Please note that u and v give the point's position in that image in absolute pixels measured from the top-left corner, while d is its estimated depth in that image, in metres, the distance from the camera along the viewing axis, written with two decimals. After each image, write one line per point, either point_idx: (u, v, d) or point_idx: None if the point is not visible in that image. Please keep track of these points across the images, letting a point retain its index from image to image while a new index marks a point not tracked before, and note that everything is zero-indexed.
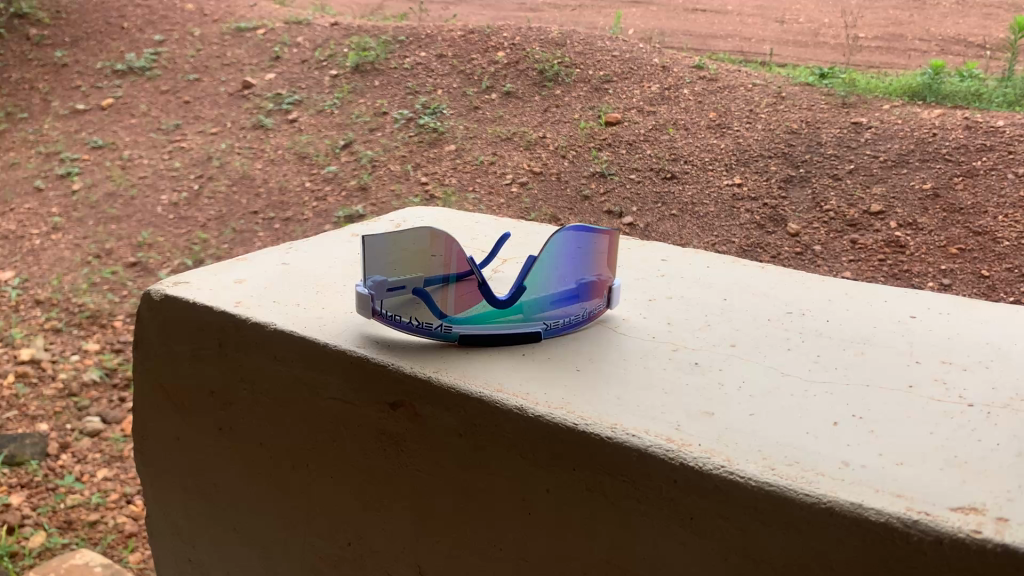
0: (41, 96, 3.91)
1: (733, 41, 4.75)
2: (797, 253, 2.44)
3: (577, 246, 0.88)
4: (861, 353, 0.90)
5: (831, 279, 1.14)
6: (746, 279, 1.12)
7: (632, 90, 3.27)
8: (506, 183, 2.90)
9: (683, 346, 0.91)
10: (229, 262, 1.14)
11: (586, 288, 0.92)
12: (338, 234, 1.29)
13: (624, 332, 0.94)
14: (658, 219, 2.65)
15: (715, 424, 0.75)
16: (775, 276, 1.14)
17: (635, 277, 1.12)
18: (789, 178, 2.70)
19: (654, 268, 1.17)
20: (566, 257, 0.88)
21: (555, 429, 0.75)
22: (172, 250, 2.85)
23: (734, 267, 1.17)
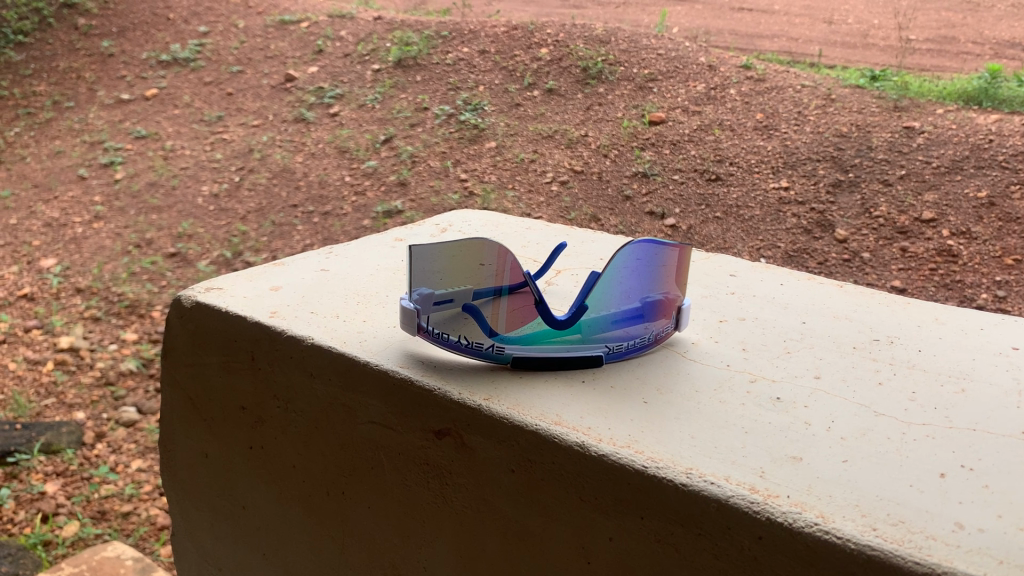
0: (87, 85, 3.95)
1: (779, 41, 4.67)
2: (845, 259, 2.38)
3: (644, 260, 0.84)
4: (962, 391, 0.86)
5: (919, 302, 1.09)
6: (810, 299, 1.08)
7: (677, 90, 3.21)
8: (547, 181, 2.86)
9: (761, 378, 0.87)
10: (265, 268, 1.12)
11: (651, 307, 0.88)
12: (381, 239, 1.26)
13: (694, 360, 0.90)
14: (701, 221, 2.60)
15: (804, 474, 0.71)
16: (839, 296, 1.10)
17: (702, 296, 1.08)
18: (837, 182, 2.62)
19: (723, 284, 1.13)
20: (631, 271, 0.84)
21: (621, 471, 0.72)
22: (211, 241, 2.85)
23: (812, 285, 1.13)
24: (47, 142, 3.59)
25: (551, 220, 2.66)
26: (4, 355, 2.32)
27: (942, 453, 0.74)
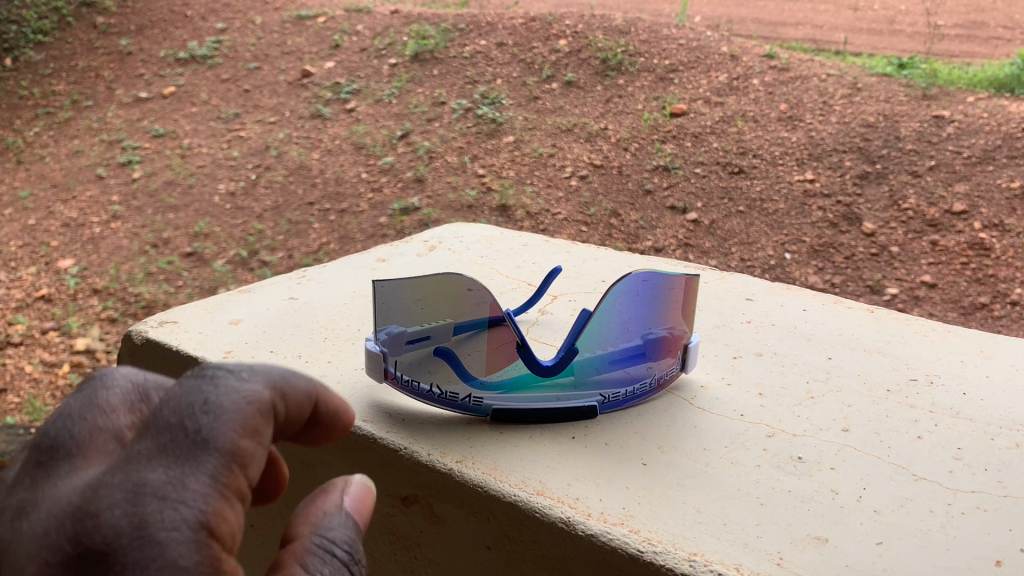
0: (106, 84, 3.95)
1: (804, 29, 4.59)
2: (872, 254, 2.32)
3: (640, 292, 0.93)
4: (985, 455, 0.92)
5: (938, 342, 1.18)
6: (829, 343, 1.16)
7: (698, 80, 3.15)
8: (565, 175, 2.82)
9: (777, 439, 0.94)
10: (223, 301, 1.22)
11: (649, 346, 0.96)
12: (359, 267, 1.37)
13: (707, 416, 0.98)
14: (725, 215, 2.55)
15: (826, 559, 0.76)
16: (851, 326, 1.21)
17: (721, 339, 1.17)
18: (864, 174, 2.55)
19: (743, 323, 1.22)
20: (627, 304, 0.93)
21: (610, 551, 0.77)
22: (227, 240, 2.83)
23: (832, 325, 1.22)
24: (66, 141, 3.59)
25: (571, 217, 2.63)
26: (21, 358, 2.32)
27: (975, 538, 0.79)
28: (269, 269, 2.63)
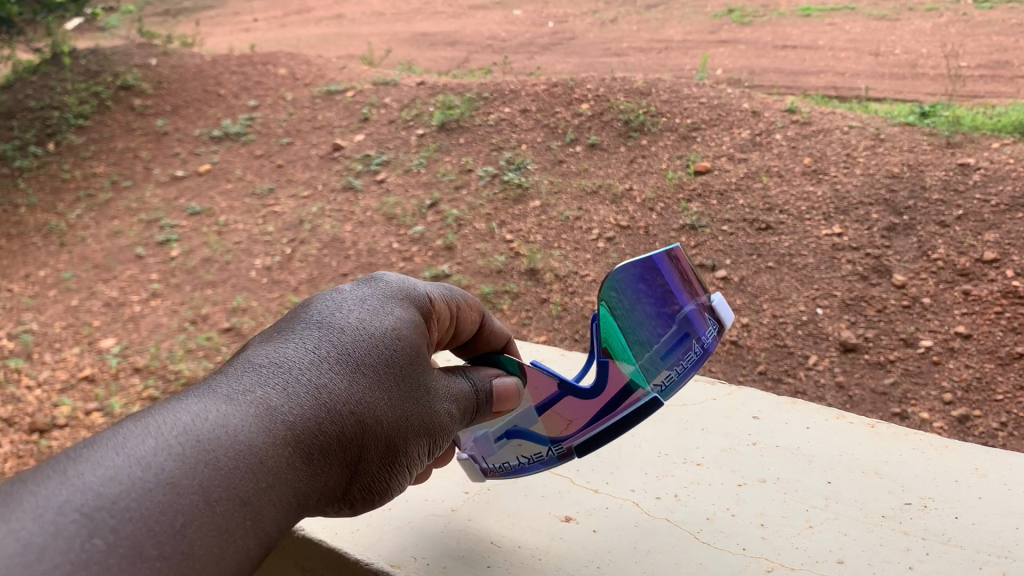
0: (144, 164, 4.09)
1: (825, 77, 4.63)
2: (904, 306, 2.31)
3: (632, 284, 1.28)
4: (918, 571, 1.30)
5: (912, 466, 1.56)
6: (821, 470, 1.55)
7: (721, 138, 3.19)
8: (593, 238, 2.85)
9: (772, 565, 1.33)
10: None
11: (665, 318, 1.30)
12: None
13: (719, 542, 1.38)
14: (754, 272, 2.55)
15: None
16: (849, 445, 1.63)
17: (738, 465, 1.58)
18: (891, 226, 2.55)
19: (753, 448, 1.63)
20: (629, 297, 1.28)
21: None
22: (264, 315, 2.87)
23: (828, 449, 1.62)
24: (106, 222, 3.71)
25: (599, 278, 2.67)
26: (67, 440, 2.37)
27: None
28: None
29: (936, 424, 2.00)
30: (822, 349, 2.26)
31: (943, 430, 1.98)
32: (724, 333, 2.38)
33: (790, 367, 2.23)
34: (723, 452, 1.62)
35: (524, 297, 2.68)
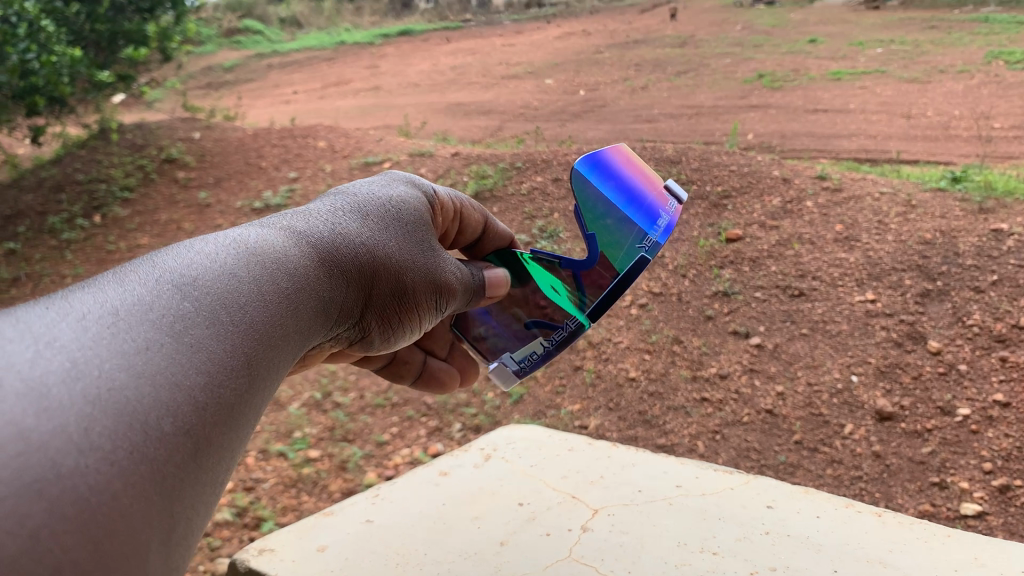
0: (187, 235, 4.20)
1: (857, 140, 4.67)
2: (941, 373, 2.30)
3: (597, 171, 1.32)
4: None
5: (929, 530, 1.45)
6: (825, 528, 1.44)
7: (752, 205, 3.22)
8: (625, 304, 2.88)
9: None
10: (316, 527, 1.59)
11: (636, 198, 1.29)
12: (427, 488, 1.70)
13: None
14: (788, 338, 2.56)
15: None
16: (859, 535, 1.42)
17: (738, 522, 1.47)
18: (925, 292, 2.55)
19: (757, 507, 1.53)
20: (597, 180, 1.31)
21: None
22: (302, 383, 2.88)
23: (838, 511, 1.52)
24: None
25: (632, 345, 2.68)
26: None
27: None
28: (342, 409, 2.69)
29: (976, 494, 1.98)
30: (858, 417, 2.25)
31: (983, 500, 1.97)
32: (760, 402, 2.37)
33: (826, 436, 2.22)
34: (724, 510, 1.51)
35: (558, 364, 2.70)
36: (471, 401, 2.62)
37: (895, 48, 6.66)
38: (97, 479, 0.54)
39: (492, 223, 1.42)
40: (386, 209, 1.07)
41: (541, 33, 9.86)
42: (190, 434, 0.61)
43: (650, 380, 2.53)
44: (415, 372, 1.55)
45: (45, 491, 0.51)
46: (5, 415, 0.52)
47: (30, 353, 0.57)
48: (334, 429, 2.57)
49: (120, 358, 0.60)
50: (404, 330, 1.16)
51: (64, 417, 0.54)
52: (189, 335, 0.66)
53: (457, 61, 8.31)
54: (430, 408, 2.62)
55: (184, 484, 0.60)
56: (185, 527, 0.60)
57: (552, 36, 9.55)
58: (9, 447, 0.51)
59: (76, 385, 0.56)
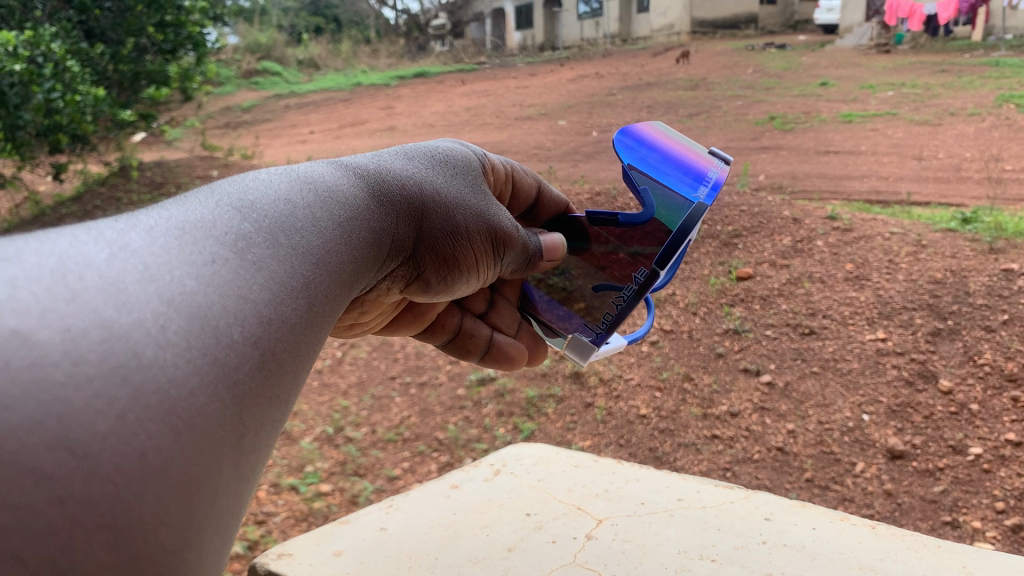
0: None
1: (868, 182, 4.69)
2: (952, 412, 2.30)
3: (636, 139, 1.31)
4: None
5: (926, 540, 1.45)
6: (823, 538, 1.45)
7: (763, 244, 3.25)
8: (637, 341, 2.89)
9: None
10: (334, 533, 1.60)
11: (682, 160, 1.27)
12: (440, 498, 1.72)
13: None
14: (799, 376, 2.57)
15: None
16: (853, 544, 1.43)
17: (738, 534, 1.47)
18: (936, 331, 2.56)
19: (757, 519, 1.53)
20: (640, 146, 1.29)
21: None
22: (314, 418, 2.89)
23: (838, 522, 1.52)
24: None
25: (644, 382, 2.69)
26: None
27: None
28: (354, 444, 2.70)
29: (988, 533, 1.95)
30: (870, 456, 2.25)
31: (996, 539, 1.94)
32: (770, 439, 2.37)
33: (837, 474, 2.22)
34: (726, 521, 1.52)
35: (569, 401, 2.72)
36: (483, 437, 2.62)
37: (906, 91, 6.73)
38: (175, 373, 0.51)
39: (545, 190, 1.49)
40: (432, 157, 1.11)
41: (554, 75, 10.00)
42: (260, 345, 0.59)
43: (661, 417, 2.53)
44: (482, 348, 1.56)
45: (129, 380, 0.49)
46: (85, 307, 0.50)
47: (105, 254, 0.55)
48: (346, 464, 2.58)
49: (191, 265, 0.58)
50: (449, 278, 1.15)
51: (143, 314, 0.52)
52: (251, 252, 0.65)
53: (471, 102, 8.43)
54: (441, 444, 2.63)
55: (255, 394, 0.58)
56: (256, 438, 0.58)
57: (565, 78, 9.69)
58: (90, 335, 0.49)
59: (153, 285, 0.54)
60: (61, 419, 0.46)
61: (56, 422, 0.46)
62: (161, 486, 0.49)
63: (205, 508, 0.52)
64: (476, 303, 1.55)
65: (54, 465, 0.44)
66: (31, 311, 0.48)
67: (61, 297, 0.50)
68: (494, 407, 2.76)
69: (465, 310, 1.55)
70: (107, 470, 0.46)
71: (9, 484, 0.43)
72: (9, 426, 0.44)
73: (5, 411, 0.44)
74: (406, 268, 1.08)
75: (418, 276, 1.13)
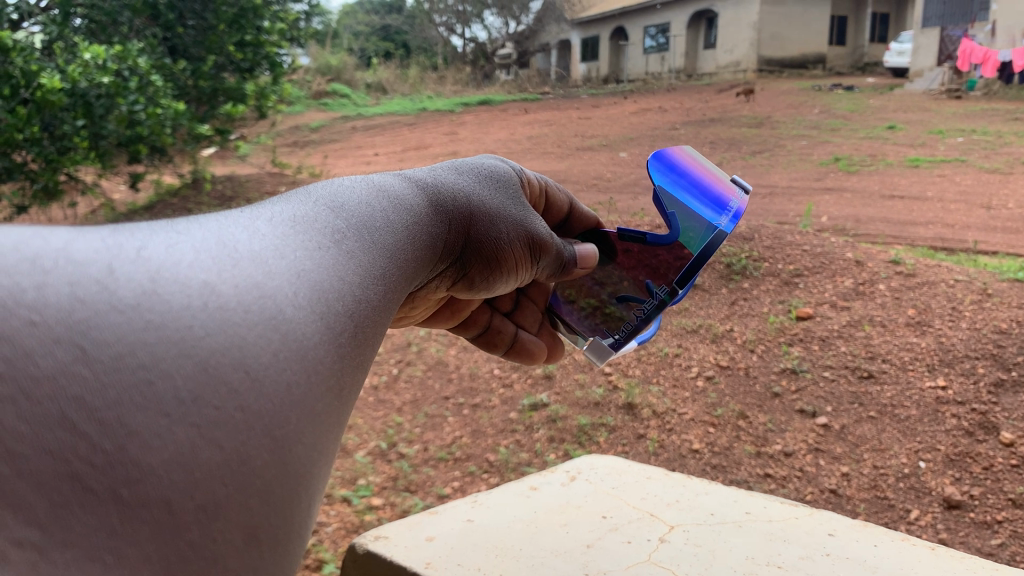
0: None
1: (934, 228, 4.62)
2: (1013, 465, 2.25)
3: (667, 162, 1.36)
4: None
5: (989, 562, 1.42)
6: (883, 557, 1.43)
7: (824, 285, 3.23)
8: (691, 375, 2.90)
9: None
10: (425, 522, 1.65)
11: (709, 187, 1.33)
12: (524, 498, 1.75)
13: None
14: (855, 420, 2.54)
15: None
16: (912, 565, 1.41)
17: (800, 549, 1.46)
18: (999, 382, 2.52)
19: (817, 536, 1.52)
20: (669, 169, 1.35)
21: None
22: (368, 432, 2.94)
23: (898, 543, 1.50)
24: None
25: (697, 417, 2.69)
26: None
27: None
28: (406, 460, 2.75)
29: None
30: (925, 504, 2.22)
31: None
32: (824, 481, 2.35)
33: (892, 519, 2.19)
34: (786, 537, 1.51)
35: (620, 431, 2.72)
36: (533, 461, 2.65)
37: (976, 138, 6.64)
38: (307, 328, 0.56)
39: (577, 206, 1.47)
40: (485, 173, 1.15)
41: (617, 108, 10.06)
42: (355, 318, 0.61)
43: (713, 453, 2.53)
44: (507, 343, 1.57)
45: (279, 327, 0.54)
46: (242, 272, 0.55)
47: (242, 235, 0.60)
48: (398, 479, 2.63)
49: (302, 250, 0.62)
50: (491, 277, 1.16)
51: (283, 279, 0.57)
52: (344, 243, 0.67)
53: (533, 131, 8.53)
54: (492, 465, 2.66)
55: (356, 363, 0.60)
56: (353, 397, 0.61)
57: (628, 111, 9.73)
58: (249, 293, 0.54)
59: (284, 262, 0.59)
60: (240, 349, 0.51)
61: (237, 352, 0.51)
62: (304, 413, 0.54)
63: (327, 443, 0.56)
64: (505, 301, 1.55)
65: (235, 381, 0.50)
66: (207, 268, 0.54)
67: (226, 261, 0.55)
68: (545, 432, 2.79)
69: (495, 307, 1.55)
70: (270, 391, 0.52)
71: (211, 391, 0.49)
72: (209, 348, 0.50)
73: (205, 336, 0.50)
74: (457, 267, 1.10)
75: (464, 276, 1.14)
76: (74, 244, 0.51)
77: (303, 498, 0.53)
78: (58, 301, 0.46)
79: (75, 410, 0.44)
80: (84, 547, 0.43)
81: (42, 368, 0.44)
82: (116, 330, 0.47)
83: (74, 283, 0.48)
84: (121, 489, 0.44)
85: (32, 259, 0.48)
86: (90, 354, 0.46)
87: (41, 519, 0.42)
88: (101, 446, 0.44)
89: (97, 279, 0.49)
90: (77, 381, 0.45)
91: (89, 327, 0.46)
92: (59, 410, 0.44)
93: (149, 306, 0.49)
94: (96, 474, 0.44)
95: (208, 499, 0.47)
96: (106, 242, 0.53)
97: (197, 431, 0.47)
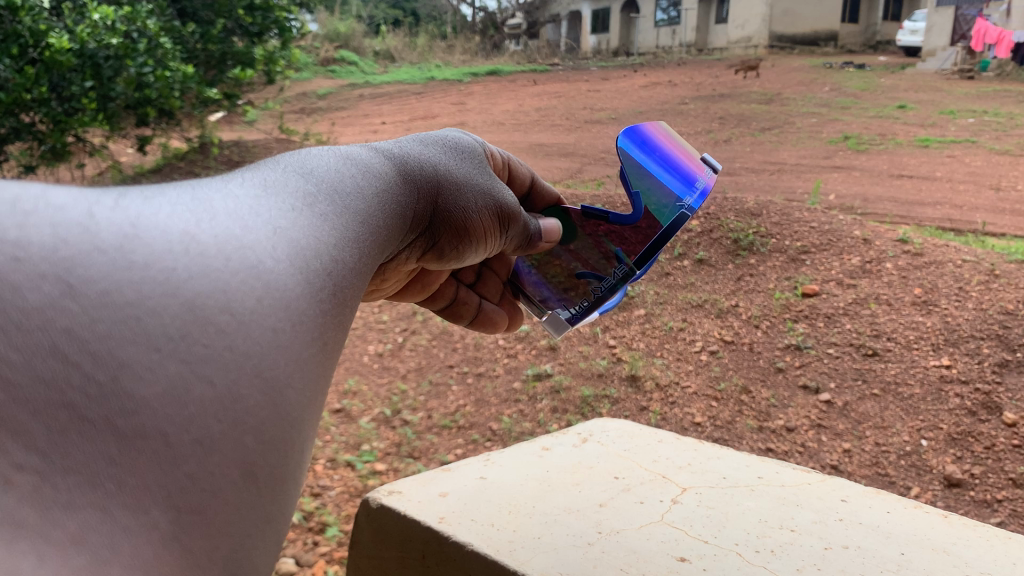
0: None
1: (942, 209, 4.60)
2: (1014, 445, 2.26)
3: (639, 137, 1.34)
4: None
5: (996, 530, 1.43)
6: (891, 524, 1.44)
7: (831, 263, 3.23)
8: (696, 349, 2.90)
9: None
10: (437, 478, 1.66)
11: (678, 166, 1.32)
12: (534, 458, 1.76)
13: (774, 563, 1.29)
14: (858, 397, 2.55)
15: None
16: (921, 532, 1.42)
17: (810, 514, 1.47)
18: (1004, 362, 2.52)
19: (827, 502, 1.53)
20: (640, 146, 1.33)
21: None
22: (373, 399, 2.96)
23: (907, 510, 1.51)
24: None
25: (700, 391, 2.70)
26: None
27: None
28: (410, 427, 2.76)
29: None
30: (926, 481, 2.23)
31: None
32: (825, 457, 2.37)
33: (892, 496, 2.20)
34: (797, 502, 1.52)
35: (623, 403, 2.73)
36: (535, 430, 2.66)
37: (988, 119, 6.58)
38: (286, 280, 0.56)
39: (538, 181, 1.48)
40: (461, 153, 1.14)
41: (627, 82, 9.98)
42: (333, 276, 0.61)
43: (716, 427, 2.55)
44: (472, 314, 1.58)
45: (261, 277, 0.54)
46: (221, 225, 0.55)
47: (217, 194, 0.60)
48: (401, 446, 2.65)
49: (278, 212, 0.61)
50: (461, 246, 1.15)
51: (261, 234, 0.57)
52: (318, 207, 0.66)
53: (542, 103, 8.48)
54: (495, 434, 2.68)
55: (334, 320, 0.60)
56: (335, 351, 0.61)
57: (638, 85, 9.66)
58: (229, 243, 0.54)
59: (261, 219, 0.59)
60: (224, 292, 0.52)
61: (221, 295, 0.52)
62: (290, 356, 0.54)
63: (313, 384, 0.57)
64: (467, 272, 1.56)
65: (221, 322, 0.51)
66: (187, 219, 0.54)
67: (205, 214, 0.56)
68: (548, 402, 2.80)
69: (459, 280, 1.56)
70: (257, 333, 0.52)
71: (198, 328, 0.50)
72: (194, 289, 0.51)
73: (189, 279, 0.51)
74: (435, 235, 1.09)
75: (433, 247, 1.13)
76: (54, 193, 0.52)
77: (296, 440, 0.54)
78: (41, 241, 0.47)
79: (67, 342, 0.45)
80: (84, 472, 0.45)
81: (31, 302, 0.45)
82: (102, 269, 0.48)
83: (58, 226, 0.49)
84: (117, 419, 0.46)
85: (13, 202, 0.50)
86: (78, 290, 0.46)
87: (41, 446, 0.44)
88: (95, 376, 0.46)
89: (79, 222, 0.50)
90: (66, 314, 0.46)
91: (73, 265, 0.47)
92: (49, 342, 0.45)
93: (131, 248, 0.50)
94: (91, 404, 0.45)
95: (203, 434, 0.48)
96: (87, 193, 0.53)
97: (188, 367, 0.48)
